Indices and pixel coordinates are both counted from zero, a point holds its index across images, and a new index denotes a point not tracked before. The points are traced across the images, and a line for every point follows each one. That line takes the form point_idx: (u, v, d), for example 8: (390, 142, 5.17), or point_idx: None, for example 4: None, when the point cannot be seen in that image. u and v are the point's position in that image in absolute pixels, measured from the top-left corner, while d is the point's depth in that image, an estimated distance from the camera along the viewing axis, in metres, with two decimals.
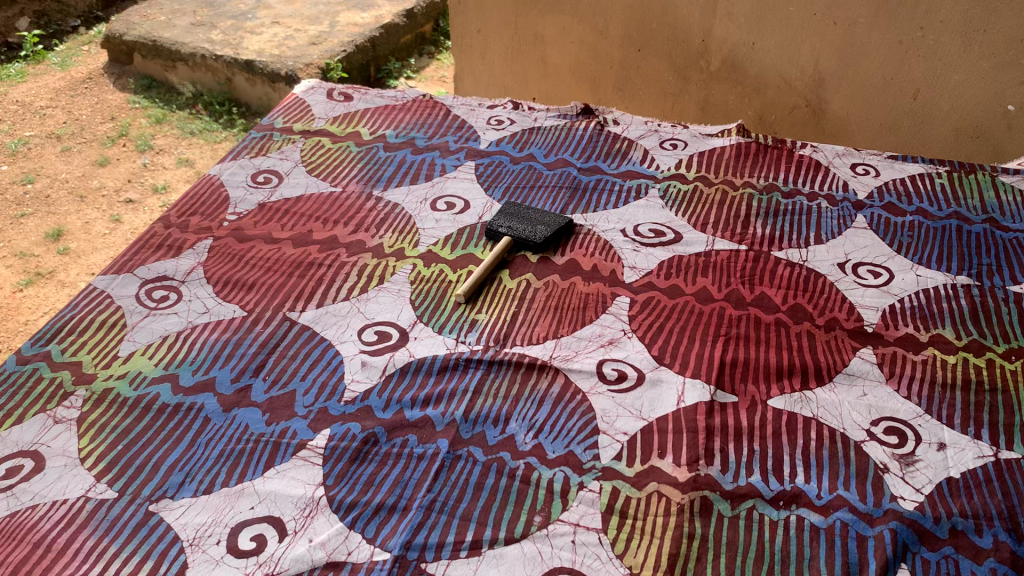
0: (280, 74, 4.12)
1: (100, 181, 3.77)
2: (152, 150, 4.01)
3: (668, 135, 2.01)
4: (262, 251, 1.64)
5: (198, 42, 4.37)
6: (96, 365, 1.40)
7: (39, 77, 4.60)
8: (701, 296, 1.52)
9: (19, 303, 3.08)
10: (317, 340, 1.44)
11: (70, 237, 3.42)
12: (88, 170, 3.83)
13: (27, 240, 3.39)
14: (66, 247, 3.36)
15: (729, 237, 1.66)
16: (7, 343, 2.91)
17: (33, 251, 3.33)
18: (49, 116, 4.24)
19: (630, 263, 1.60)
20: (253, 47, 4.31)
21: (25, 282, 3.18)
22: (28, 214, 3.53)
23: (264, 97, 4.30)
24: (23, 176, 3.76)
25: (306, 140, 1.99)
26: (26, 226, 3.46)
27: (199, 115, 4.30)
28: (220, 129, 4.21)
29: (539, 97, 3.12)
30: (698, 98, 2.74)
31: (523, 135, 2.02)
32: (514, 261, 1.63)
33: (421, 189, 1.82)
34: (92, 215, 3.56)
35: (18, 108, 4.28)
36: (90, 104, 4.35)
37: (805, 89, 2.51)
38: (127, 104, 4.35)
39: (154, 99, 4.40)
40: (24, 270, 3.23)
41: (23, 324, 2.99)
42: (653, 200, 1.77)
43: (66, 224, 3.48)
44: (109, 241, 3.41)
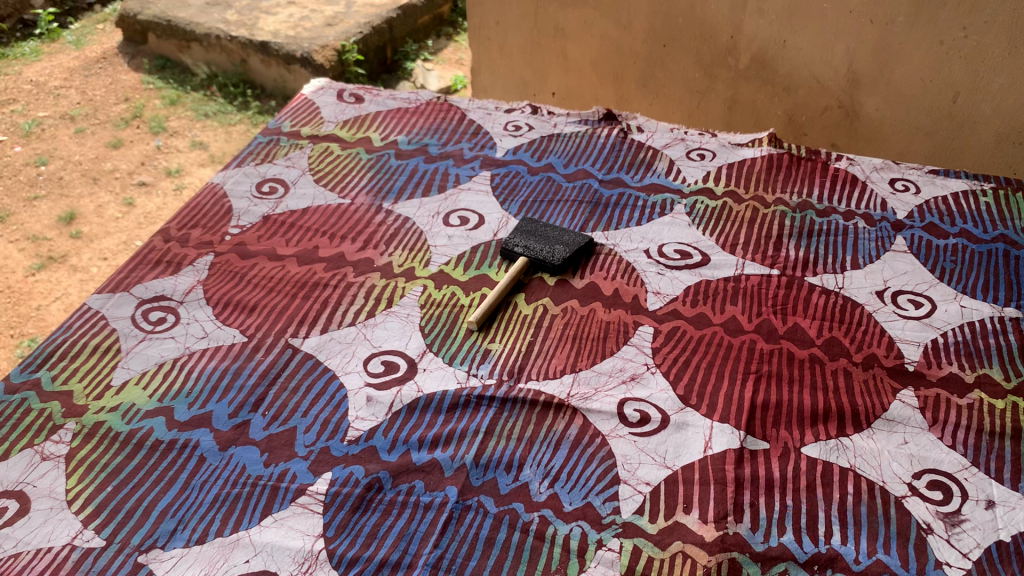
0: (296, 56, 4.04)
1: (113, 163, 3.70)
2: (165, 132, 3.93)
3: (694, 144, 1.90)
4: (265, 269, 1.56)
5: (213, 22, 4.27)
6: (87, 396, 1.32)
7: (54, 56, 4.53)
8: (729, 327, 1.42)
9: (31, 288, 3.02)
10: (321, 371, 1.36)
11: (83, 220, 3.36)
12: (101, 152, 3.76)
13: (40, 223, 3.33)
14: (79, 231, 3.29)
15: (759, 260, 1.57)
16: (18, 329, 2.85)
17: (46, 234, 3.27)
18: (63, 96, 4.17)
19: (654, 288, 1.51)
20: (268, 29, 4.22)
21: (37, 265, 3.11)
22: (41, 197, 3.47)
23: (279, 80, 4.21)
24: (36, 157, 3.70)
25: (315, 146, 1.90)
26: (39, 209, 3.40)
27: (213, 97, 4.21)
28: (234, 112, 4.12)
29: (560, 92, 3.01)
30: (725, 97, 2.63)
31: (541, 142, 1.92)
32: (531, 284, 1.54)
33: (433, 202, 1.73)
34: (105, 198, 3.49)
35: (32, 88, 4.21)
36: (104, 85, 4.27)
37: (838, 90, 2.39)
38: (141, 85, 4.27)
39: (168, 81, 4.31)
40: (37, 254, 3.17)
41: (34, 309, 2.94)
42: (679, 217, 1.68)
43: (79, 207, 3.42)
44: (123, 225, 3.35)
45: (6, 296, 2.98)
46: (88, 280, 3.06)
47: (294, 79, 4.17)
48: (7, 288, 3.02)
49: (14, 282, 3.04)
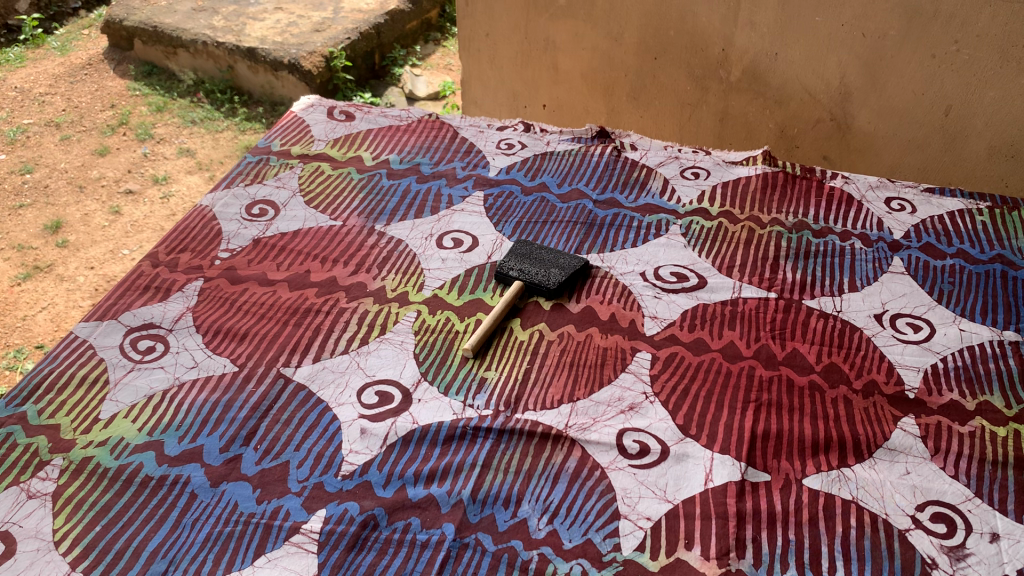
0: (283, 62, 4.02)
1: (100, 171, 3.65)
2: (152, 140, 3.89)
3: (689, 163, 1.89)
4: (255, 295, 1.53)
5: (200, 28, 4.23)
6: (75, 430, 1.29)
7: (39, 62, 4.48)
8: (728, 353, 1.41)
9: (17, 297, 2.98)
10: (313, 402, 1.33)
11: (70, 229, 3.32)
12: (87, 160, 3.71)
13: (26, 232, 3.28)
14: (65, 239, 3.26)
15: (756, 282, 1.55)
16: (4, 340, 2.81)
17: (32, 243, 3.23)
18: (48, 103, 4.12)
19: (651, 312, 1.49)
20: (255, 34, 4.18)
21: (24, 275, 3.07)
22: (27, 205, 3.42)
23: (267, 86, 4.18)
24: (21, 165, 3.65)
25: (305, 165, 1.87)
26: (24, 217, 3.36)
27: (200, 103, 4.17)
28: (221, 119, 4.09)
29: (550, 105, 2.99)
30: (717, 109, 2.61)
31: (534, 161, 1.90)
32: (526, 308, 1.51)
33: (426, 224, 1.71)
34: (91, 206, 3.45)
35: (17, 95, 4.16)
36: (90, 91, 4.22)
37: (830, 103, 2.38)
38: (127, 92, 4.22)
39: (154, 87, 4.27)
40: (23, 263, 3.13)
41: (20, 319, 2.90)
42: (675, 238, 1.66)
43: (65, 216, 3.38)
44: (110, 234, 3.31)
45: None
46: (75, 289, 3.03)
47: (281, 85, 4.14)
48: None
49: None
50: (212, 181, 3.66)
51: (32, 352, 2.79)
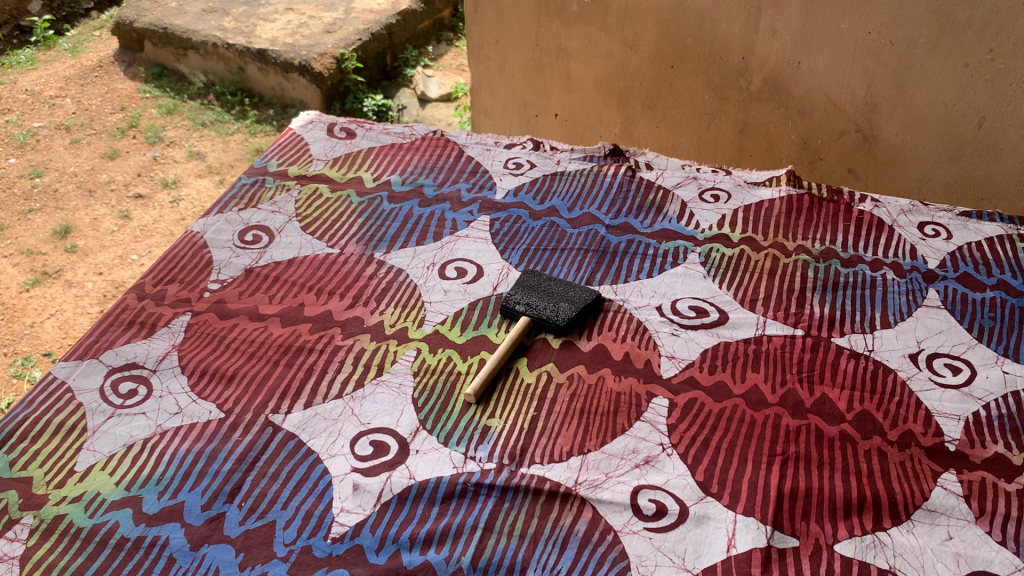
0: (293, 64, 3.92)
1: (109, 174, 3.58)
2: (162, 143, 3.81)
3: (708, 183, 1.78)
4: (245, 331, 1.44)
5: (210, 30, 4.14)
6: (48, 484, 1.21)
7: (50, 65, 4.40)
8: (752, 399, 1.30)
9: (25, 304, 2.93)
10: (303, 454, 1.24)
11: (78, 234, 3.25)
12: (97, 163, 3.64)
13: (35, 237, 3.22)
14: (74, 244, 3.19)
15: (782, 318, 1.44)
16: (12, 347, 2.76)
17: (41, 249, 3.16)
18: (58, 106, 4.04)
19: (668, 351, 1.38)
20: (266, 36, 4.08)
21: (32, 281, 3.01)
22: (36, 210, 3.36)
23: (278, 88, 4.08)
24: (30, 169, 3.59)
25: (302, 187, 1.78)
26: (33, 223, 3.29)
27: (210, 106, 4.09)
28: (231, 122, 4.00)
29: (563, 113, 2.87)
30: (736, 119, 2.48)
31: (544, 182, 1.80)
32: (534, 346, 1.41)
33: (428, 252, 1.61)
34: (101, 210, 3.38)
35: (27, 98, 4.09)
36: (100, 94, 4.15)
37: (856, 113, 2.25)
38: (137, 94, 4.14)
39: (164, 89, 4.19)
40: (31, 268, 3.06)
41: (28, 326, 2.84)
42: (693, 268, 1.55)
43: (74, 221, 3.31)
44: (119, 239, 3.24)
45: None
46: (83, 296, 2.97)
47: (292, 88, 4.04)
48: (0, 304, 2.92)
49: (7, 298, 2.94)
50: (221, 185, 3.58)
51: (40, 360, 2.73)
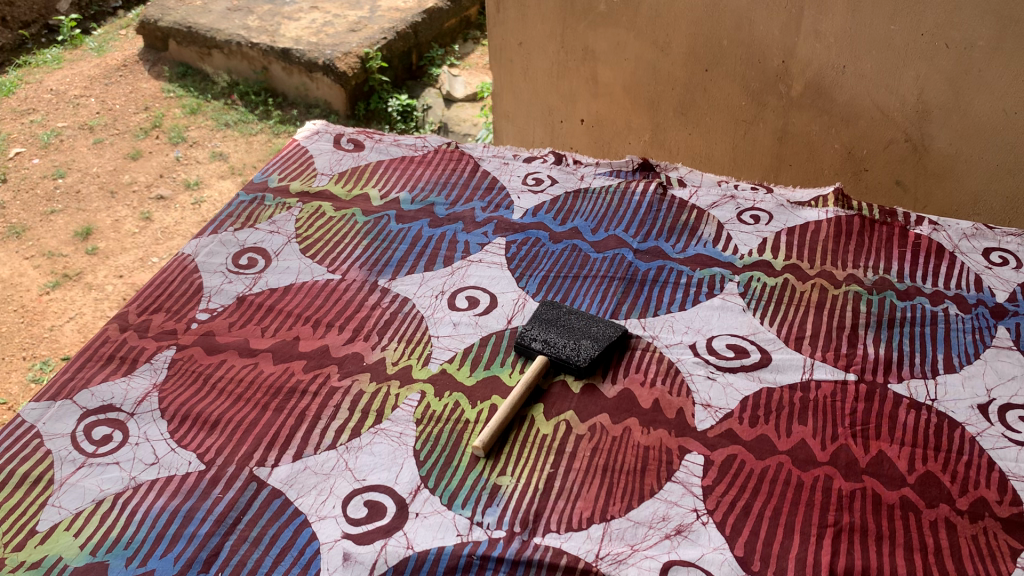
0: (317, 63, 3.79)
1: (131, 175, 3.48)
2: (185, 143, 3.70)
3: (747, 202, 1.62)
4: (233, 368, 1.31)
5: (234, 28, 4.01)
6: (6, 546, 1.08)
7: (76, 63, 4.27)
8: (798, 457, 1.15)
9: (45, 307, 2.84)
10: (290, 515, 1.10)
11: (100, 236, 3.16)
12: (119, 164, 3.54)
13: (56, 239, 3.13)
14: (95, 246, 3.09)
15: (831, 360, 1.29)
16: (30, 351, 2.68)
17: (62, 250, 3.07)
18: (83, 106, 3.92)
19: (703, 398, 1.23)
20: (290, 35, 3.95)
21: (52, 284, 2.93)
22: (58, 211, 3.26)
23: (302, 87, 3.95)
24: (53, 170, 3.48)
25: (304, 205, 1.65)
26: (55, 224, 3.20)
27: (233, 106, 3.97)
28: (255, 122, 3.88)
29: (589, 119, 2.63)
30: (775, 127, 2.26)
31: (566, 201, 1.65)
32: (551, 389, 1.26)
33: (437, 279, 1.46)
34: (122, 212, 3.28)
35: (52, 97, 3.97)
36: (124, 93, 4.02)
37: (906, 121, 2.04)
38: (161, 93, 4.03)
39: (188, 89, 4.07)
40: (52, 270, 2.98)
41: (48, 330, 2.76)
42: (731, 299, 1.40)
43: (96, 222, 3.21)
44: (140, 241, 3.14)
45: (18, 316, 2.80)
46: (103, 299, 2.87)
47: (316, 87, 3.91)
48: (20, 307, 2.84)
49: (27, 301, 2.86)
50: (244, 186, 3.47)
51: (58, 364, 2.64)
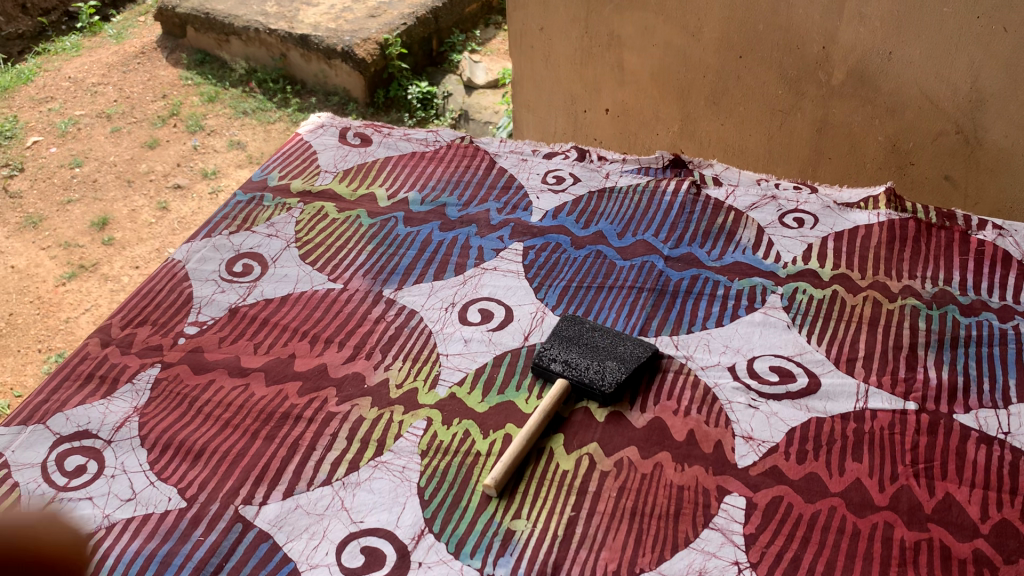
0: (336, 50, 3.66)
1: (149, 164, 3.37)
2: (202, 132, 3.58)
3: (789, 203, 1.47)
4: (222, 390, 1.19)
5: (252, 14, 3.88)
6: None
7: (94, 51, 4.16)
8: (853, 500, 1.01)
9: (61, 298, 2.75)
10: (277, 563, 0.98)
11: (116, 226, 3.05)
12: (136, 153, 3.42)
13: (72, 229, 3.03)
14: (112, 236, 3.00)
15: (888, 386, 1.14)
16: (46, 344, 2.59)
17: (78, 241, 2.98)
18: (100, 94, 3.80)
19: (743, 430, 1.09)
20: (309, 20, 3.81)
21: (69, 274, 2.83)
22: (75, 200, 3.16)
23: (320, 75, 3.81)
24: (70, 159, 3.37)
25: (305, 206, 1.52)
26: (72, 214, 3.10)
27: (252, 94, 3.84)
28: (274, 110, 3.75)
29: (614, 109, 2.45)
30: (814, 118, 2.07)
31: (590, 201, 1.52)
32: (572, 417, 1.13)
33: (447, 289, 1.33)
34: (139, 201, 3.17)
35: (70, 85, 3.86)
36: (141, 81, 3.90)
37: (956, 112, 1.85)
38: (179, 81, 3.91)
39: (206, 77, 3.94)
40: (68, 261, 2.89)
41: (63, 322, 2.67)
42: (773, 314, 1.26)
43: (112, 212, 3.11)
44: (157, 231, 3.03)
45: (34, 308, 2.71)
46: (119, 290, 2.77)
47: (335, 75, 3.77)
48: (35, 299, 2.75)
49: (43, 293, 2.77)
50: None
51: None
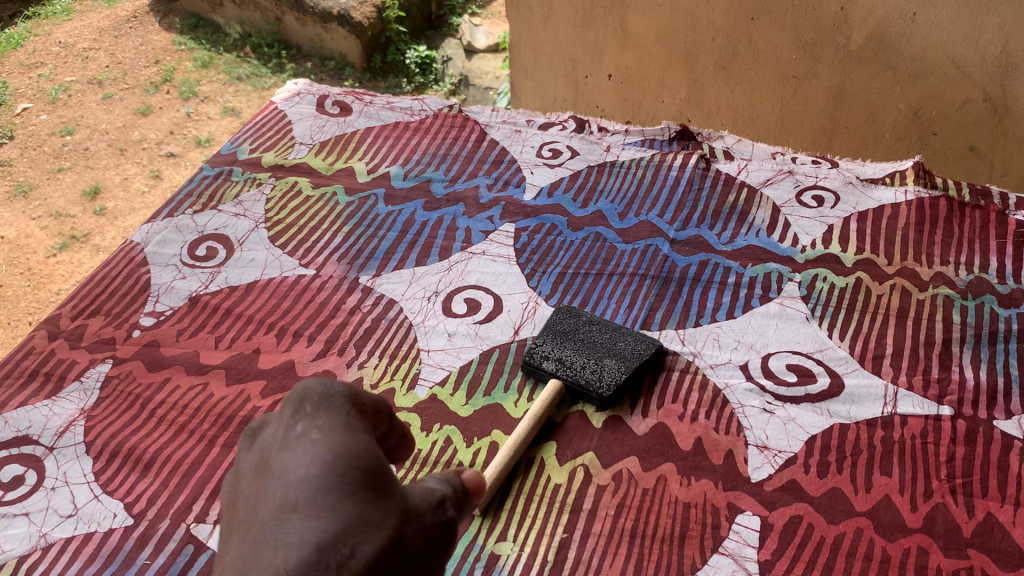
0: (331, 13, 3.48)
1: (141, 132, 3.17)
2: (196, 98, 3.39)
3: (807, 180, 1.34)
4: (178, 390, 1.07)
5: None
6: None
7: (85, 15, 3.98)
8: (881, 521, 0.89)
9: (52, 270, 2.58)
10: None
11: (108, 195, 2.88)
12: (129, 120, 3.23)
13: (63, 198, 2.86)
14: (104, 206, 2.82)
15: (919, 388, 1.02)
16: (38, 315, 2.42)
17: (70, 210, 2.80)
18: (91, 59, 3.61)
19: (757, 439, 0.97)
20: None
21: (60, 246, 2.67)
22: (66, 168, 2.98)
23: (316, 39, 3.64)
24: (61, 126, 3.19)
25: (277, 182, 1.40)
26: (63, 183, 2.92)
27: (246, 59, 3.66)
28: (269, 75, 3.58)
29: (617, 74, 2.29)
30: (830, 84, 1.90)
31: (589, 177, 1.39)
32: (567, 423, 1.01)
33: (431, 275, 1.21)
34: (131, 169, 3.00)
35: (60, 51, 3.67)
36: (133, 46, 3.71)
37: (984, 78, 1.69)
38: (172, 46, 3.71)
39: (200, 42, 3.75)
40: (59, 232, 2.72)
41: (55, 295, 2.49)
42: (791, 305, 1.13)
43: (104, 180, 2.94)
44: (150, 200, 2.86)
45: (25, 280, 2.54)
46: None
47: (331, 39, 3.60)
48: (25, 271, 2.58)
49: (33, 264, 2.60)
50: None
51: None
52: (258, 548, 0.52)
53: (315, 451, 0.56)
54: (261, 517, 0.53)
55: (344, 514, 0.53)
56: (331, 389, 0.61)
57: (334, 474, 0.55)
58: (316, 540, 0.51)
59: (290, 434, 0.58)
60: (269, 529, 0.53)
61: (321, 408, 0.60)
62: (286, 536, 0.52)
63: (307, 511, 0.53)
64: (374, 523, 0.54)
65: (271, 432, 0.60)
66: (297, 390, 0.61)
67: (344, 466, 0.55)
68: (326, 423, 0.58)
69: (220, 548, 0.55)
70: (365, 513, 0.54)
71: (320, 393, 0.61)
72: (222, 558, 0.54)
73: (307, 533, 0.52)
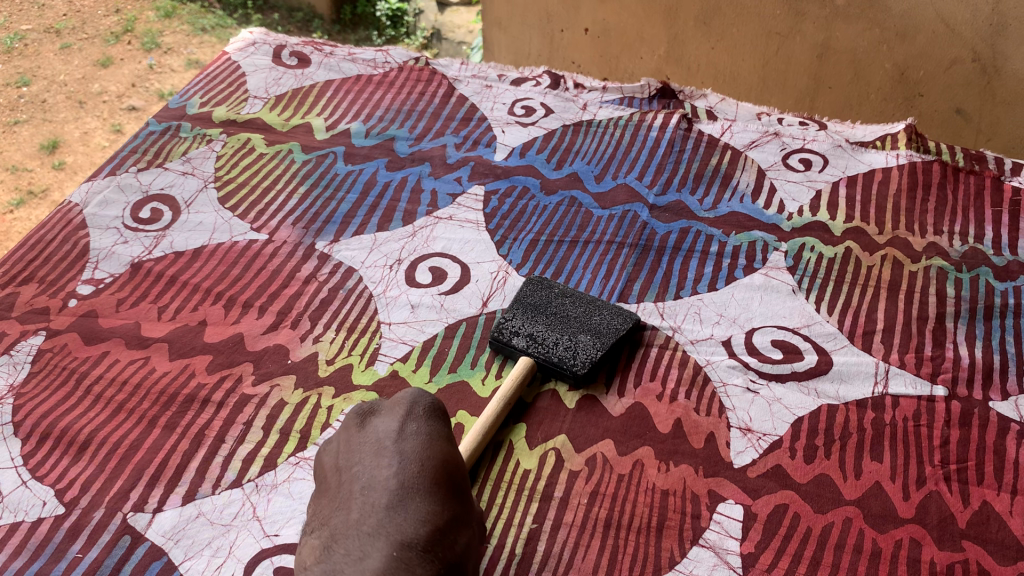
0: None
1: (101, 84, 2.97)
2: (159, 50, 3.19)
3: (794, 142, 1.27)
4: (117, 365, 0.99)
5: None
6: None
7: None
8: (872, 510, 0.83)
9: (9, 227, 2.38)
10: None
11: (67, 149, 2.69)
12: (88, 72, 3.01)
13: (20, 152, 2.64)
14: (63, 161, 2.63)
15: (912, 367, 0.96)
16: None
17: (27, 164, 2.59)
18: (49, 6, 3.27)
19: (740, 421, 0.91)
20: None
21: (16, 202, 2.46)
22: (23, 121, 2.74)
23: None
24: (17, 77, 2.91)
25: (229, 138, 1.31)
26: (19, 136, 2.69)
27: (211, 9, 3.47)
28: (234, 27, 3.41)
29: (594, 29, 2.12)
30: (815, 41, 1.80)
31: (563, 136, 1.31)
32: (539, 404, 0.94)
33: (393, 242, 1.13)
34: (92, 124, 2.80)
35: None
36: None
37: (974, 37, 1.63)
38: None
39: None
40: (16, 187, 2.51)
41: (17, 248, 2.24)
42: (777, 277, 1.06)
43: (63, 134, 2.74)
44: None
45: None
46: None
47: None
48: None
49: None
50: None
51: None
52: (391, 511, 0.69)
53: (430, 451, 0.73)
54: (390, 493, 0.70)
55: (451, 506, 0.71)
56: (437, 406, 0.77)
57: (444, 471, 0.72)
58: (438, 519, 0.69)
59: (404, 431, 0.74)
60: (395, 502, 0.69)
61: (430, 415, 0.76)
62: (413, 513, 0.69)
63: (428, 493, 0.70)
64: (466, 518, 0.72)
65: (383, 427, 0.75)
66: (407, 396, 0.78)
67: (449, 470, 0.72)
68: (434, 430, 0.75)
69: (340, 503, 0.72)
70: (462, 511, 0.72)
71: (427, 405, 0.77)
72: (348, 510, 0.71)
73: (430, 511, 0.69)
